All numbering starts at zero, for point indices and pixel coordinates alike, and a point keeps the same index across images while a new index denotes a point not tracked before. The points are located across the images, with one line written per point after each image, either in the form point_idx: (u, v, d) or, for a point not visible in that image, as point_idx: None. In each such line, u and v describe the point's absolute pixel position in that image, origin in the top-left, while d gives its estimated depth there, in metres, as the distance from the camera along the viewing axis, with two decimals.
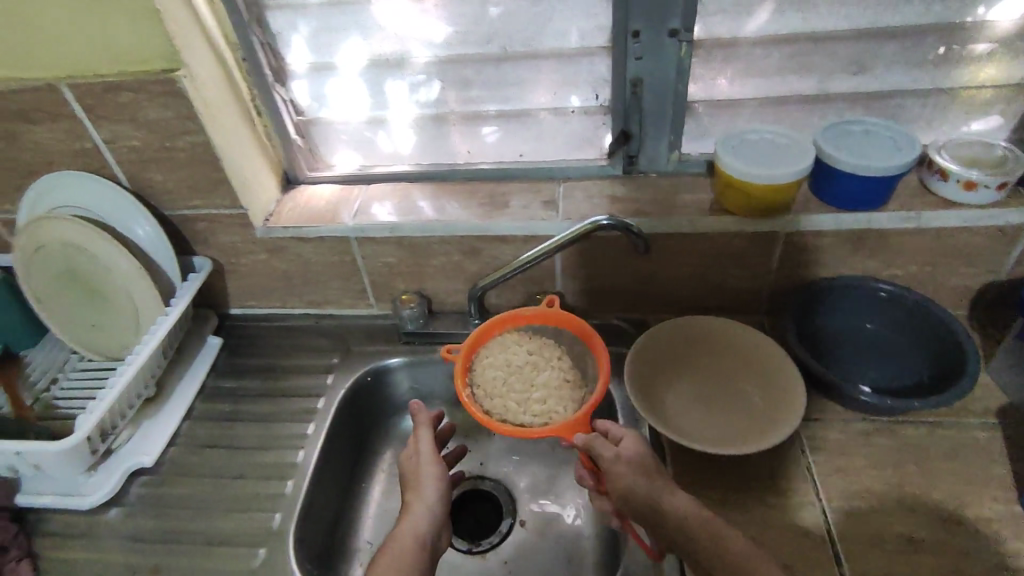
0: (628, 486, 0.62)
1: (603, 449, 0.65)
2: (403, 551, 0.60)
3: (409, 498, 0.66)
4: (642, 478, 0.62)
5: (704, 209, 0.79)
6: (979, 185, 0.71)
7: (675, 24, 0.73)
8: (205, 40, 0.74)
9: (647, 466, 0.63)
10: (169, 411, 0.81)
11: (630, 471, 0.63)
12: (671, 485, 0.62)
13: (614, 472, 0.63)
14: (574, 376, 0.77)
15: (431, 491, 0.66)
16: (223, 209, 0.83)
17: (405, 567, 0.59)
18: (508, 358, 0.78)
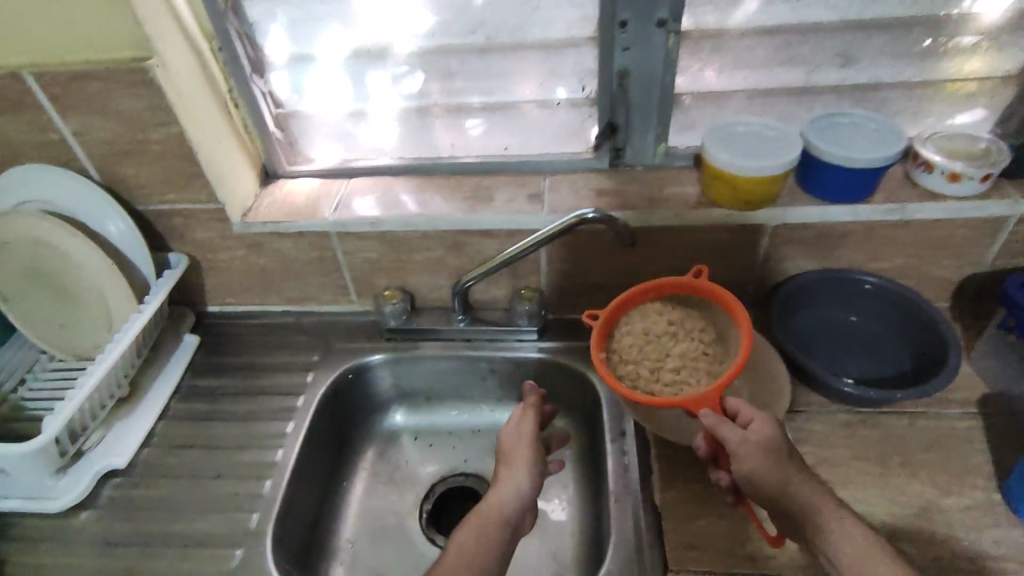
0: (754, 467, 0.59)
1: (732, 430, 0.61)
2: (489, 518, 0.64)
3: (502, 473, 0.70)
4: (771, 460, 0.59)
5: (690, 202, 0.78)
6: (963, 176, 0.71)
7: (663, 14, 0.71)
8: (177, 28, 0.71)
9: (779, 449, 0.60)
10: (143, 411, 0.80)
11: (759, 452, 0.59)
12: (804, 473, 0.59)
13: (739, 450, 0.60)
14: (715, 353, 0.71)
15: (519, 469, 0.70)
16: (197, 203, 0.80)
17: (491, 532, 0.63)
18: (652, 326, 0.72)
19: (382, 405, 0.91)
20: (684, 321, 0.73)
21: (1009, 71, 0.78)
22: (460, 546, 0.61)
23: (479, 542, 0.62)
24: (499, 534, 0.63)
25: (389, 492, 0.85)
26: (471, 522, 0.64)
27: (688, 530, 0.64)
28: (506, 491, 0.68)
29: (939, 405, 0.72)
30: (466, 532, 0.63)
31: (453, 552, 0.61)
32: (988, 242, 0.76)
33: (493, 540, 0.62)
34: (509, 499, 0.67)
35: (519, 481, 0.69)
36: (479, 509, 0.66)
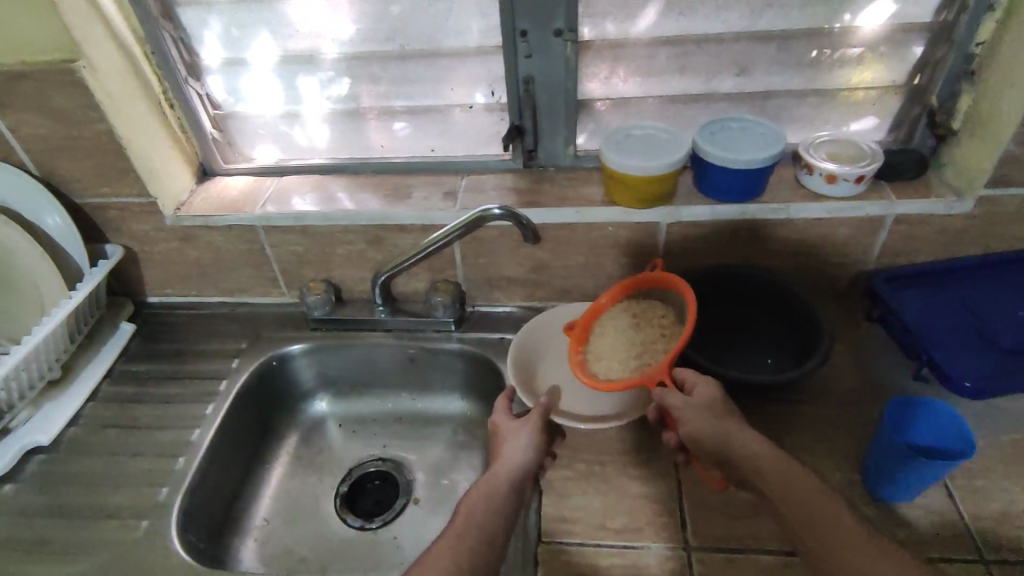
0: (704, 428, 0.63)
1: (678, 398, 0.66)
2: (495, 490, 0.64)
3: (507, 444, 0.69)
4: (719, 420, 0.63)
5: (592, 201, 0.83)
6: (839, 177, 0.76)
7: (559, 24, 0.77)
8: (108, 33, 0.77)
9: (724, 410, 0.64)
10: (73, 394, 0.84)
11: (706, 414, 0.64)
12: (740, 423, 0.63)
13: (688, 415, 0.65)
14: (672, 330, 0.75)
15: (522, 443, 0.68)
16: (131, 197, 0.86)
17: (498, 505, 0.63)
18: (617, 323, 0.78)
19: (307, 393, 0.95)
20: (642, 311, 0.79)
21: (897, 81, 0.80)
22: (464, 524, 0.61)
23: (484, 518, 0.61)
24: (504, 508, 0.63)
25: (309, 474, 0.89)
26: (478, 498, 0.63)
27: (565, 506, 0.69)
28: (512, 463, 0.66)
29: (812, 394, 0.78)
30: (472, 508, 0.62)
31: (461, 529, 0.60)
32: (868, 239, 0.81)
33: (500, 516, 0.62)
34: (513, 473, 0.66)
35: (523, 454, 0.67)
36: (484, 483, 0.65)
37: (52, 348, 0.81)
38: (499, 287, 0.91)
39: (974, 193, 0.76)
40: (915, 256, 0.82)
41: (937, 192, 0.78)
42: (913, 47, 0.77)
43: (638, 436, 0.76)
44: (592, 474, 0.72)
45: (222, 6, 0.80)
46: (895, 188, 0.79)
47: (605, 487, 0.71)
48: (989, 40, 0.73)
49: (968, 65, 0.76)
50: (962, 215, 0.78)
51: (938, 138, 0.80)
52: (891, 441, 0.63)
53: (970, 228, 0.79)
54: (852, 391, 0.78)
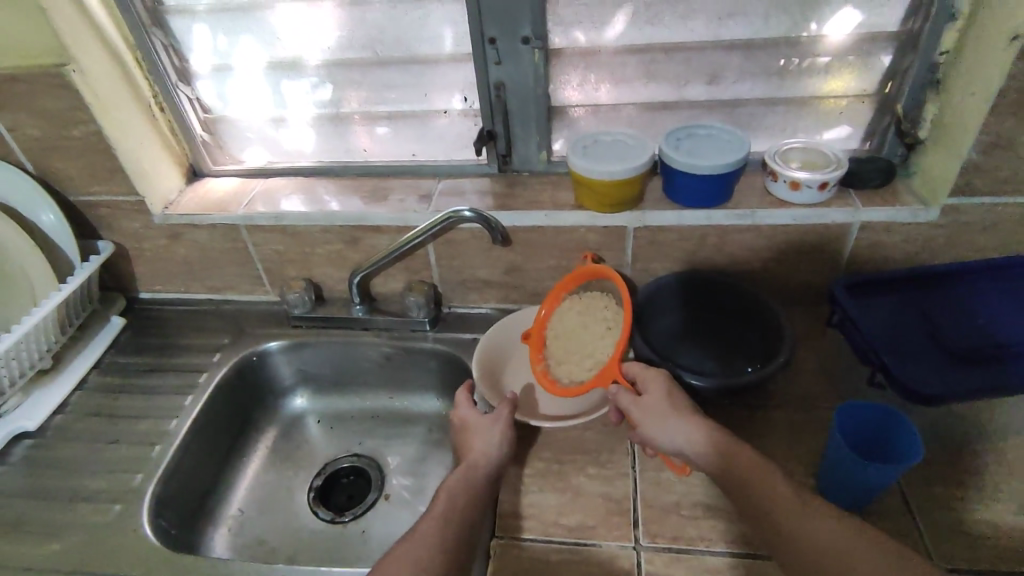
0: (656, 426, 0.66)
1: (629, 399, 0.69)
2: (473, 478, 0.67)
3: (477, 437, 0.72)
4: (669, 417, 0.66)
5: (561, 205, 0.85)
6: (803, 184, 0.77)
7: (527, 32, 0.79)
8: (98, 39, 0.81)
9: (674, 403, 0.67)
10: (61, 383, 0.88)
11: (656, 412, 0.66)
12: (686, 412, 0.66)
13: (641, 414, 0.67)
14: (616, 322, 0.81)
15: (493, 435, 0.72)
16: (121, 196, 0.90)
17: (476, 492, 0.66)
18: (568, 324, 0.84)
19: (287, 389, 0.98)
20: (586, 306, 0.84)
21: (865, 90, 0.80)
22: (448, 508, 0.64)
23: (464, 505, 0.65)
24: (481, 496, 0.66)
25: (284, 468, 0.92)
26: (457, 487, 0.66)
27: (520, 502, 0.71)
28: (484, 454, 0.70)
29: (774, 399, 0.78)
30: (452, 494, 0.65)
31: (445, 512, 0.63)
32: (835, 245, 0.82)
33: (477, 502, 0.66)
34: (487, 462, 0.69)
35: (495, 446, 0.71)
36: (462, 472, 0.68)
37: (43, 339, 0.85)
38: (474, 288, 0.93)
39: (939, 202, 0.76)
40: (882, 264, 0.83)
41: (903, 200, 0.79)
42: (880, 56, 0.77)
43: (599, 437, 0.77)
44: (549, 471, 0.74)
45: (208, 13, 0.84)
46: (862, 195, 0.80)
47: (561, 484, 0.72)
48: (954, 48, 0.74)
49: (933, 75, 0.76)
50: (928, 223, 0.78)
51: (907, 147, 0.81)
52: (838, 444, 0.63)
53: (938, 236, 0.79)
54: (814, 397, 0.78)
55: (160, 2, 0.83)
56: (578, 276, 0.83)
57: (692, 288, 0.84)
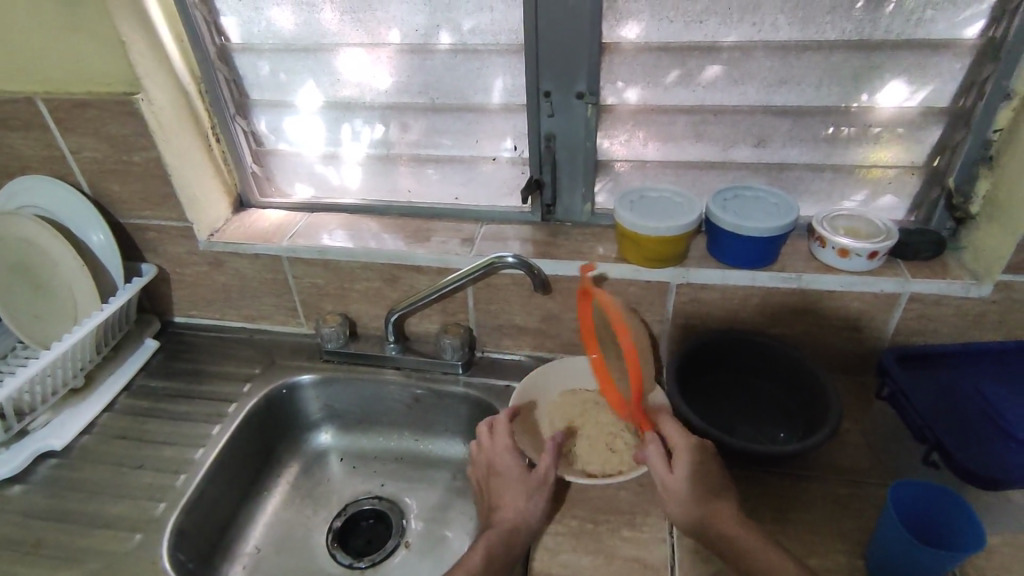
0: (677, 499, 0.64)
1: (660, 466, 0.66)
2: (502, 540, 0.66)
3: (508, 497, 0.70)
4: (689, 494, 0.64)
5: (604, 256, 0.85)
6: (852, 252, 0.76)
7: (581, 87, 0.81)
8: (168, 71, 0.85)
9: (697, 481, 0.64)
10: (92, 401, 0.88)
11: (679, 486, 0.64)
12: (716, 497, 0.64)
13: (666, 483, 0.65)
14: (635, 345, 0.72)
15: (533, 487, 0.70)
16: (171, 221, 0.91)
17: (504, 554, 0.65)
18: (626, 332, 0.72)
19: (313, 424, 0.97)
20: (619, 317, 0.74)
21: (914, 162, 0.80)
22: (482, 563, 0.63)
23: (499, 560, 0.64)
24: (517, 554, 0.66)
25: (304, 506, 0.90)
26: (495, 538, 0.66)
27: (552, 561, 0.68)
28: (523, 511, 0.68)
29: (817, 470, 0.76)
30: (489, 549, 0.65)
31: (481, 569, 0.63)
32: (882, 314, 0.81)
33: (512, 557, 0.65)
34: (527, 519, 0.68)
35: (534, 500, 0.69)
36: (501, 526, 0.67)
37: (76, 357, 0.85)
38: (509, 334, 0.92)
39: (992, 278, 0.75)
40: (931, 336, 0.81)
41: (953, 272, 0.78)
42: (932, 130, 0.77)
43: (634, 497, 0.74)
44: (584, 530, 0.71)
45: (272, 52, 0.86)
46: (911, 266, 0.79)
47: (595, 546, 0.69)
48: (1007, 126, 0.74)
49: (986, 150, 0.76)
50: (980, 298, 0.77)
51: (958, 221, 0.80)
52: (895, 524, 0.60)
53: (991, 312, 0.78)
54: (859, 470, 0.76)
55: (228, 40, 0.87)
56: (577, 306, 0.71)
57: (734, 348, 0.82)
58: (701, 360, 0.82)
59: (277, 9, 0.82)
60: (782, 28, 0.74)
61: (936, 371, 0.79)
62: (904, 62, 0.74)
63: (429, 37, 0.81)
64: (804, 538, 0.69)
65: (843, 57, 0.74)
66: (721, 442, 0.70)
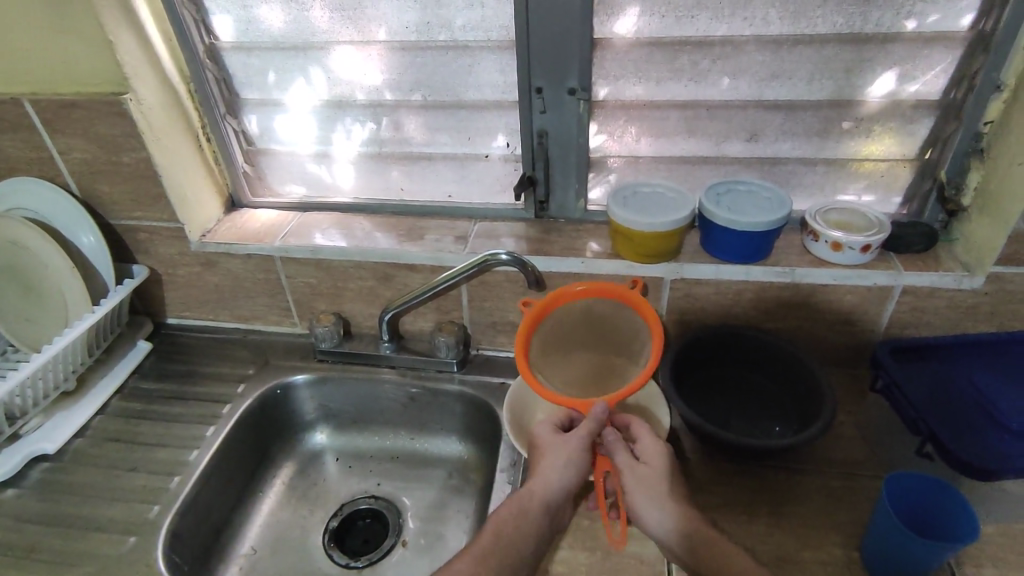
0: (642, 500, 0.63)
1: (626, 464, 0.65)
2: (527, 512, 0.63)
3: (541, 464, 0.67)
4: (658, 495, 0.63)
5: (598, 253, 0.85)
6: (844, 246, 0.76)
7: (573, 84, 0.81)
8: (157, 70, 0.84)
9: (665, 484, 0.63)
10: (84, 405, 0.88)
11: (647, 486, 0.64)
12: (683, 503, 0.63)
13: (634, 481, 0.64)
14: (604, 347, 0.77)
15: (568, 458, 0.66)
16: (162, 222, 0.91)
17: (525, 528, 0.63)
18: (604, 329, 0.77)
19: (307, 424, 0.96)
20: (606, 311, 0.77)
21: (906, 155, 0.80)
22: (495, 535, 0.62)
23: (511, 537, 0.62)
24: (537, 529, 0.63)
25: (299, 507, 0.90)
26: (506, 521, 0.63)
27: (548, 557, 0.68)
28: (553, 483, 0.65)
29: (811, 463, 0.76)
30: (506, 520, 0.63)
31: (493, 541, 0.61)
32: (875, 307, 0.81)
33: (532, 532, 0.63)
34: (553, 493, 0.65)
35: (563, 489, 0.65)
36: (525, 497, 0.64)
37: (67, 361, 0.84)
38: (503, 331, 0.92)
39: (984, 270, 0.76)
40: (924, 328, 0.82)
41: (945, 265, 0.78)
42: (923, 122, 0.78)
43: None
44: (580, 527, 0.71)
45: (261, 51, 0.86)
46: (903, 258, 0.79)
47: (592, 542, 0.69)
48: (998, 118, 0.74)
49: (977, 142, 0.76)
50: (971, 290, 0.77)
51: (949, 213, 0.80)
52: (888, 516, 0.60)
53: (982, 304, 0.78)
54: (853, 463, 0.76)
55: (217, 39, 0.86)
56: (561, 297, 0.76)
57: (728, 343, 0.83)
58: (695, 355, 0.82)
59: (266, 7, 0.82)
60: (773, 22, 0.74)
61: (930, 364, 0.79)
62: (895, 55, 0.74)
63: (420, 34, 0.81)
64: (799, 531, 0.69)
65: (834, 50, 0.74)
66: (716, 437, 0.70)
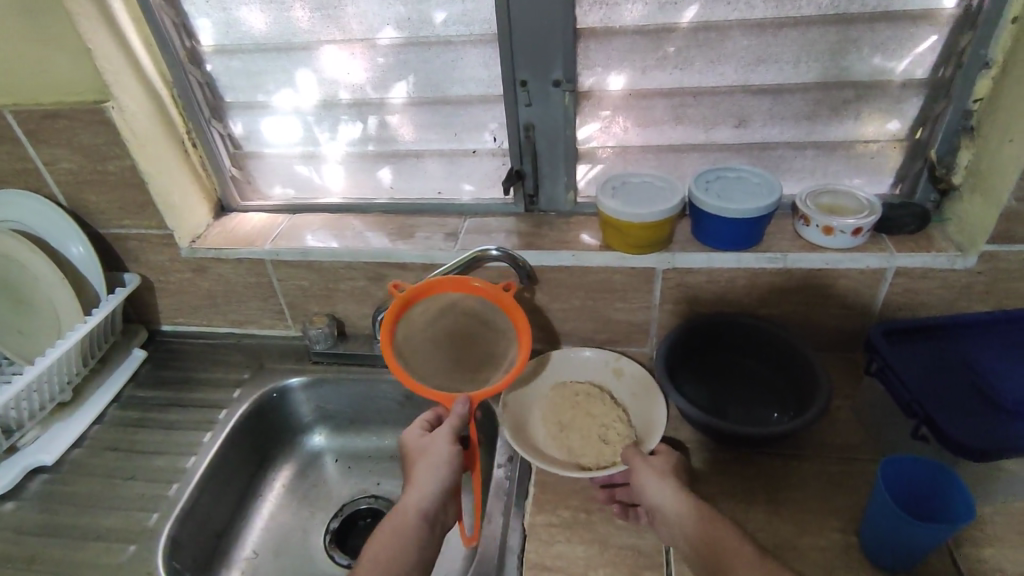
0: (648, 481, 0.65)
1: (633, 454, 0.68)
2: (405, 521, 0.65)
3: (412, 474, 0.69)
4: (661, 479, 0.65)
5: (589, 245, 0.84)
6: (836, 229, 0.76)
7: (558, 75, 0.80)
8: (138, 77, 0.83)
9: (665, 474, 0.66)
10: (81, 415, 0.88)
11: (652, 471, 0.66)
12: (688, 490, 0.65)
13: (639, 466, 0.67)
14: (474, 336, 0.75)
15: (435, 462, 0.68)
16: (151, 230, 0.91)
17: (406, 536, 0.64)
18: (473, 319, 0.76)
19: (305, 427, 0.97)
20: (474, 307, 0.76)
21: (897, 135, 0.80)
22: (379, 551, 0.63)
23: (396, 548, 0.63)
24: (419, 534, 0.64)
25: (301, 509, 0.90)
26: (382, 537, 0.64)
27: (547, 552, 0.68)
28: (424, 488, 0.67)
29: (808, 448, 0.76)
30: (384, 533, 0.64)
31: (379, 557, 0.62)
32: (869, 290, 0.80)
33: (415, 538, 0.64)
34: (427, 497, 0.66)
35: (432, 494, 0.67)
36: (401, 508, 0.66)
37: (62, 372, 0.84)
38: None
39: (976, 249, 0.75)
40: (918, 309, 0.81)
41: (938, 245, 0.78)
42: (912, 102, 0.77)
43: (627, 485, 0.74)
44: (578, 520, 0.71)
45: (244, 53, 0.85)
46: (895, 240, 0.79)
47: (590, 535, 0.69)
48: (987, 95, 0.74)
49: (966, 121, 0.76)
50: (965, 269, 0.77)
51: (941, 192, 0.80)
52: (885, 501, 0.60)
53: (976, 283, 0.78)
54: (850, 447, 0.76)
55: (198, 43, 0.85)
56: (427, 289, 0.75)
57: (723, 331, 0.82)
58: (691, 345, 0.82)
59: (247, 8, 0.81)
60: (758, 6, 0.73)
61: (933, 345, 0.78)
62: (882, 35, 0.73)
63: (402, 29, 0.80)
64: (797, 517, 0.69)
65: (820, 32, 0.73)
66: (726, 429, 0.69)
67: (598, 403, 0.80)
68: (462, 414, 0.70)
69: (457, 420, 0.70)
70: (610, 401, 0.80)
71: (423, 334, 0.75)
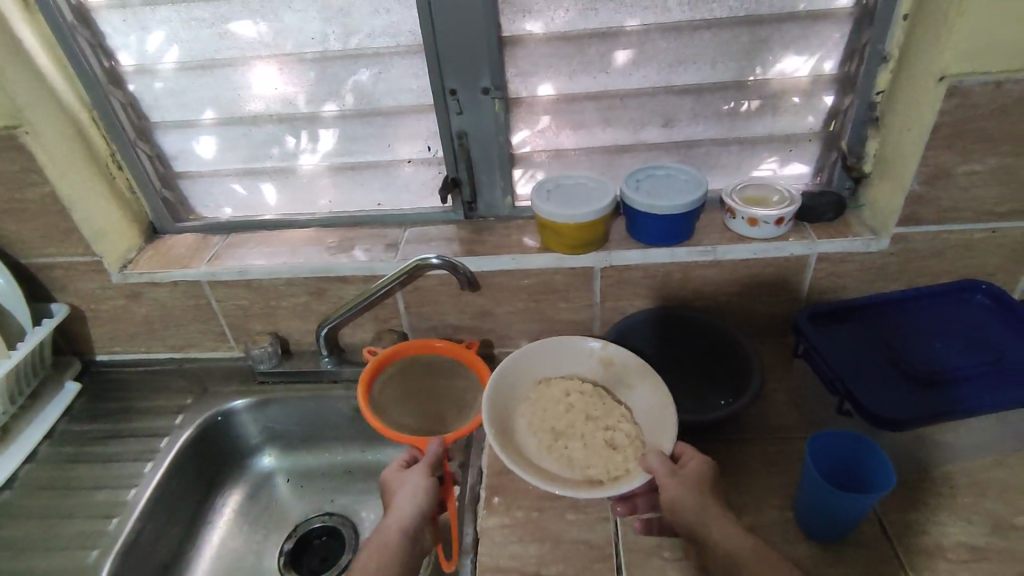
0: (679, 503, 0.62)
1: (661, 469, 0.64)
2: (387, 543, 0.63)
3: (394, 498, 0.68)
4: (692, 500, 0.61)
5: (528, 248, 0.86)
6: (759, 221, 0.79)
7: (486, 83, 0.81)
8: (54, 100, 0.81)
9: (697, 492, 0.62)
10: (10, 455, 0.84)
11: (682, 490, 0.62)
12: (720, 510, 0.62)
13: (670, 484, 0.63)
14: (437, 392, 0.84)
15: (418, 488, 0.68)
16: (78, 257, 0.87)
17: (388, 558, 0.62)
18: (435, 377, 0.86)
19: (254, 449, 0.95)
20: (435, 366, 0.87)
21: (812, 128, 0.84)
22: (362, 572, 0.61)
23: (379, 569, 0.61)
24: (403, 558, 0.63)
25: (253, 532, 0.88)
26: (366, 558, 0.62)
27: (500, 553, 0.69)
28: (407, 511, 0.66)
29: (748, 431, 0.79)
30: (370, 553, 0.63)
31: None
32: (796, 276, 0.84)
33: (399, 561, 0.62)
34: (411, 520, 0.65)
35: (414, 518, 0.66)
36: (383, 530, 0.65)
37: None
38: (446, 335, 0.93)
39: (888, 232, 0.80)
40: (841, 292, 0.86)
41: (855, 230, 0.82)
42: (823, 96, 0.81)
43: None
44: (531, 519, 0.72)
45: (167, 73, 0.83)
46: (816, 228, 0.83)
47: (542, 533, 0.70)
48: (887, 88, 0.78)
49: (871, 112, 0.80)
50: (880, 251, 0.81)
51: (855, 180, 0.84)
52: (812, 473, 0.64)
53: (891, 263, 0.83)
54: (786, 427, 0.79)
55: (117, 63, 0.83)
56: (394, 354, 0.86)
57: (663, 324, 0.85)
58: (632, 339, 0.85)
59: (166, 26, 0.79)
60: (672, 9, 0.76)
61: (867, 322, 0.82)
62: (789, 35, 0.77)
63: (327, 43, 0.80)
64: (738, 497, 0.72)
65: (732, 33, 0.77)
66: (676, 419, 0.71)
67: (596, 404, 0.75)
68: (438, 452, 0.72)
69: (433, 459, 0.71)
70: (610, 400, 0.76)
71: (392, 393, 0.84)
